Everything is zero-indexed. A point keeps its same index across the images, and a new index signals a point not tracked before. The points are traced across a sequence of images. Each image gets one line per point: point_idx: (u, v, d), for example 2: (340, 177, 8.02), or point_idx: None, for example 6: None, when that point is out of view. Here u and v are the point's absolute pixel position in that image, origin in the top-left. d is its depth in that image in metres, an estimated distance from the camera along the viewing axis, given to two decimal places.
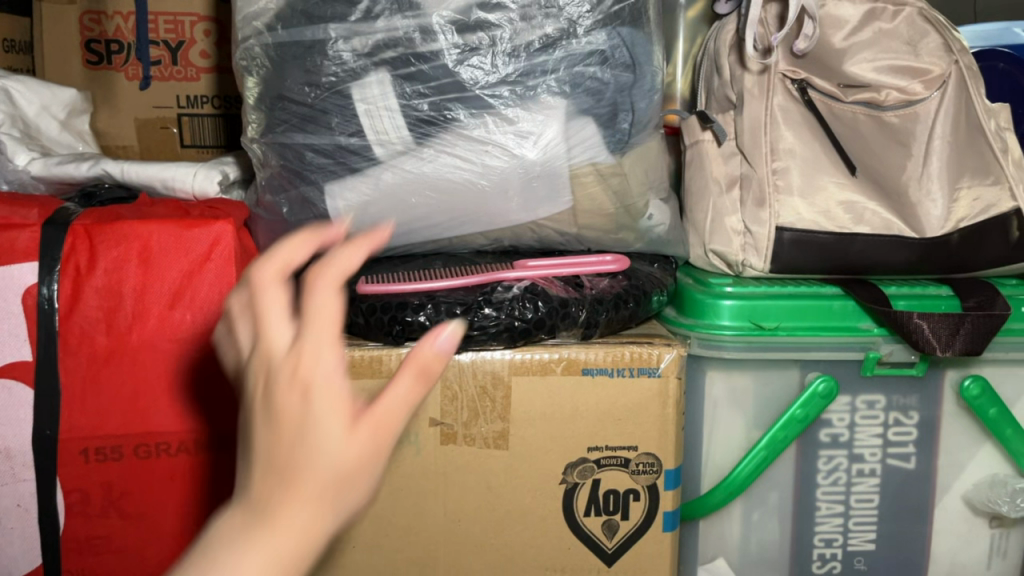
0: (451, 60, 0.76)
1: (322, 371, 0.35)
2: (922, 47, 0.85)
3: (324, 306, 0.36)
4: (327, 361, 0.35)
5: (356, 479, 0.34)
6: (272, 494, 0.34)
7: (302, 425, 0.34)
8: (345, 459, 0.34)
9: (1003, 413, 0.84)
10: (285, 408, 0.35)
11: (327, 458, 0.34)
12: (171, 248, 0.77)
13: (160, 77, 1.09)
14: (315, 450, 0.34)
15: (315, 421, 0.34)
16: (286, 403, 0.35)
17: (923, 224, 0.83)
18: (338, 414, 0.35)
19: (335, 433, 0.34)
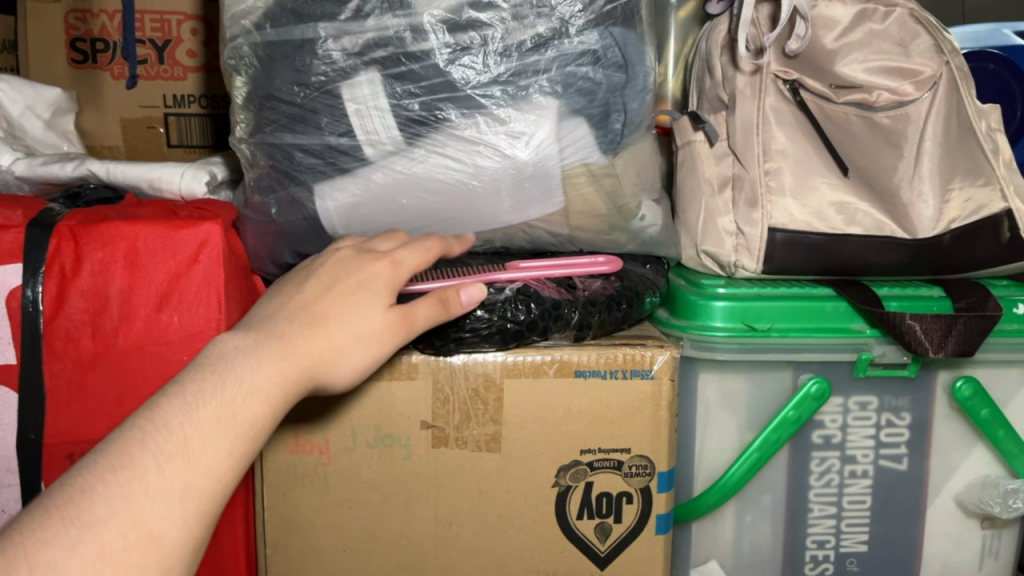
0: (442, 60, 0.76)
1: (378, 280, 0.60)
2: (913, 48, 0.84)
3: (381, 269, 0.61)
4: (375, 294, 0.59)
5: (366, 334, 0.58)
6: (303, 329, 0.55)
7: (347, 302, 0.58)
8: (368, 321, 0.58)
9: (994, 414, 0.84)
10: (339, 297, 0.58)
11: (359, 322, 0.58)
12: (158, 249, 0.75)
13: (146, 76, 1.07)
14: (349, 310, 0.58)
15: (358, 301, 0.58)
16: (345, 290, 0.59)
17: (915, 224, 0.83)
18: (376, 306, 0.59)
19: (370, 308, 0.59)
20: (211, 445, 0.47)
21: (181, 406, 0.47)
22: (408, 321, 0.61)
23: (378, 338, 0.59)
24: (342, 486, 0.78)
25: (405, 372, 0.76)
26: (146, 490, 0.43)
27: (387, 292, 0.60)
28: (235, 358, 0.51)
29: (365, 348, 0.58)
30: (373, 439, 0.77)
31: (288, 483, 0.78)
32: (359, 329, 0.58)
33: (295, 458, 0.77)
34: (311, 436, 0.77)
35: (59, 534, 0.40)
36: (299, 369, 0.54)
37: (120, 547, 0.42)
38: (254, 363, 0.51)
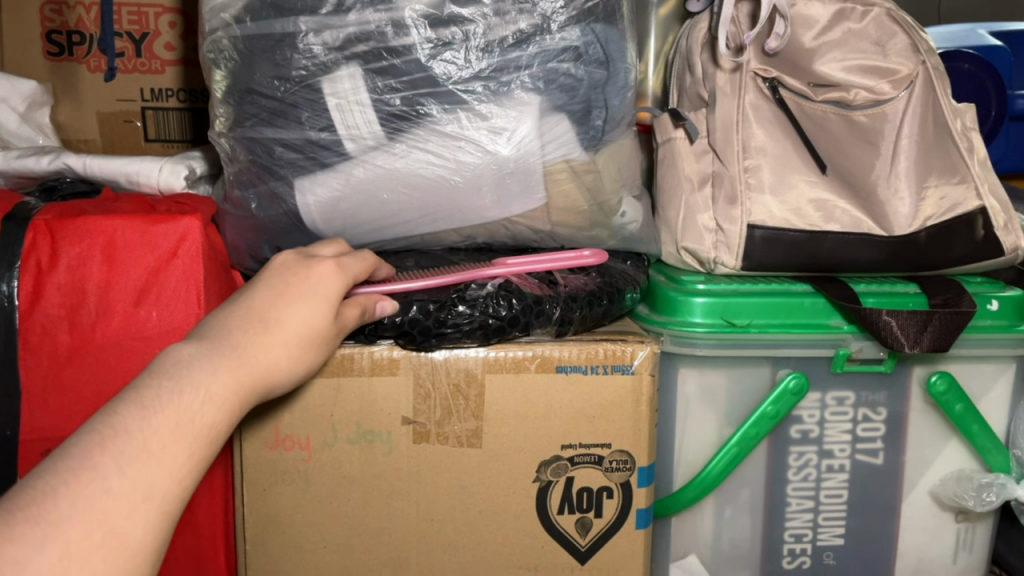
0: (424, 55, 0.75)
1: (324, 285, 0.61)
2: (890, 47, 0.86)
3: (329, 276, 0.61)
4: (321, 300, 0.60)
5: (314, 339, 0.59)
6: (258, 337, 0.56)
7: (295, 308, 0.58)
8: (316, 325, 0.59)
9: (969, 409, 0.86)
10: (291, 303, 0.58)
11: (307, 327, 0.59)
12: (136, 244, 0.75)
13: (123, 69, 1.06)
14: (297, 315, 0.58)
15: (305, 305, 0.59)
16: (293, 294, 0.59)
17: (891, 222, 0.84)
18: (324, 315, 0.60)
19: (316, 312, 0.60)
20: (174, 445, 0.47)
21: (144, 413, 0.47)
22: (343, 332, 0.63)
23: (321, 341, 0.60)
24: (323, 482, 0.77)
25: (387, 368, 0.76)
26: (108, 493, 0.43)
27: (330, 300, 0.61)
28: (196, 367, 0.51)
29: (313, 350, 0.59)
30: (354, 435, 0.77)
31: (269, 478, 0.77)
32: (307, 332, 0.59)
33: (276, 453, 0.77)
34: (292, 431, 0.77)
35: (25, 535, 0.40)
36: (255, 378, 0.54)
37: (85, 548, 0.42)
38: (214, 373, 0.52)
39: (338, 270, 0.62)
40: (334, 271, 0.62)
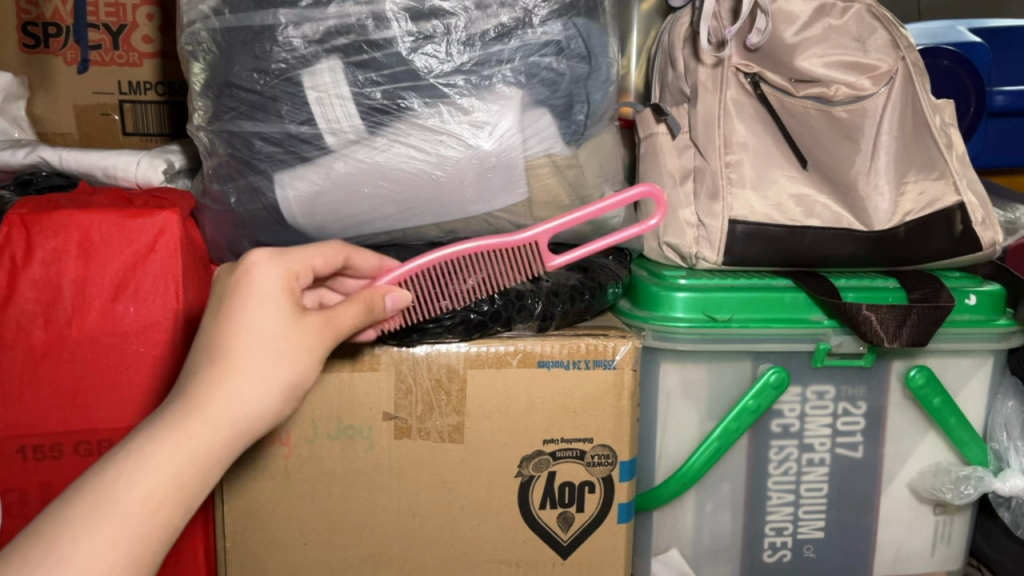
0: (404, 48, 0.75)
1: (265, 284, 0.53)
2: (870, 43, 0.86)
3: (264, 271, 0.53)
4: (267, 301, 0.52)
5: (281, 349, 0.52)
6: (215, 378, 0.51)
7: (243, 325, 0.52)
8: (278, 331, 0.52)
9: (946, 403, 0.86)
10: (236, 321, 0.52)
11: (263, 340, 0.52)
12: (113, 238, 0.74)
13: (100, 62, 1.04)
14: (245, 329, 0.51)
15: (252, 316, 0.52)
16: (235, 309, 0.52)
17: (871, 217, 0.85)
18: (278, 317, 0.53)
19: (269, 315, 0.52)
20: (132, 524, 0.46)
21: (101, 495, 0.46)
22: (332, 329, 0.55)
23: (295, 347, 0.53)
24: (303, 478, 0.77)
25: (368, 364, 0.75)
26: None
27: (279, 296, 0.53)
28: (153, 436, 0.49)
29: (289, 368, 0.53)
30: (335, 431, 0.76)
31: (248, 475, 0.76)
32: (264, 347, 0.52)
33: (256, 450, 0.76)
34: (271, 428, 0.76)
35: None
36: (226, 427, 0.51)
37: None
38: (171, 440, 0.49)
39: (277, 265, 0.54)
40: (271, 265, 0.53)
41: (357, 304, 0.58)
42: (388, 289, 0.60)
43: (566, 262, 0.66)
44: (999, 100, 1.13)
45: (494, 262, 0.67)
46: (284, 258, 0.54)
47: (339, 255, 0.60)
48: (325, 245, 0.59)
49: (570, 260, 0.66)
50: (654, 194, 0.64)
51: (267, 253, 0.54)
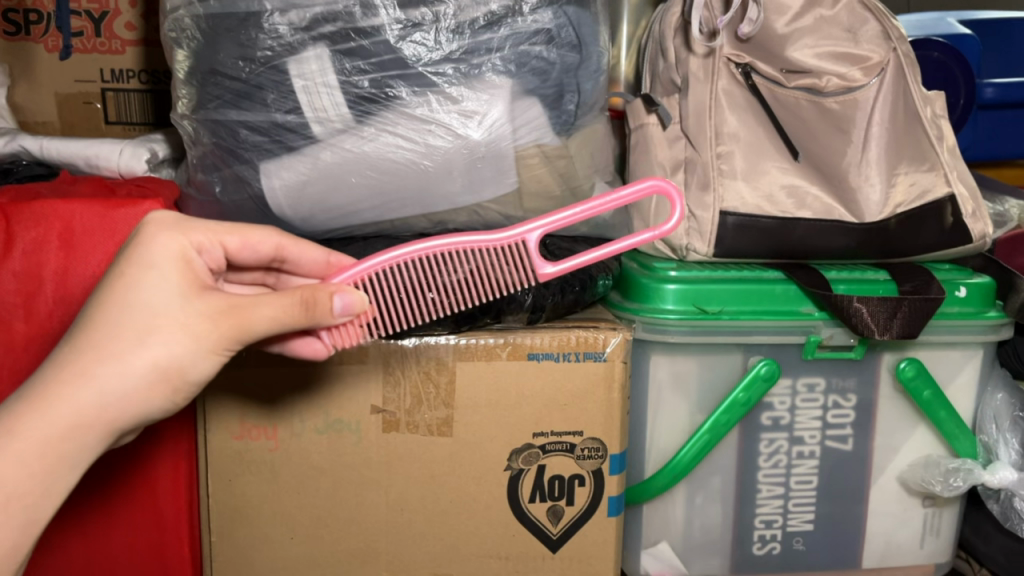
0: (392, 36, 0.74)
1: (158, 252, 0.54)
2: (861, 34, 0.86)
3: (160, 240, 0.54)
4: (155, 271, 0.53)
5: (160, 326, 0.52)
6: (87, 351, 0.51)
7: (126, 297, 0.52)
8: (164, 310, 0.52)
9: (936, 396, 0.86)
10: (120, 292, 0.52)
11: (142, 314, 0.52)
12: (96, 228, 0.72)
13: (82, 49, 1.02)
14: (125, 302, 0.52)
15: (136, 288, 0.52)
16: (121, 276, 0.53)
17: (862, 209, 0.84)
18: (164, 290, 0.53)
19: (156, 290, 0.52)
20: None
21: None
22: (232, 319, 0.53)
23: (176, 326, 0.52)
24: (291, 472, 0.76)
25: (355, 356, 0.74)
26: None
27: (171, 269, 0.53)
28: (19, 402, 0.50)
29: (175, 338, 0.52)
30: (322, 424, 0.75)
31: (236, 468, 0.76)
32: (141, 323, 0.51)
33: (242, 443, 0.75)
34: (258, 421, 0.75)
35: None
36: (88, 407, 0.51)
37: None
38: (32, 409, 0.50)
39: (177, 235, 0.55)
40: (171, 234, 0.55)
41: (289, 297, 0.54)
42: (337, 288, 0.56)
43: (554, 269, 0.61)
44: (988, 93, 1.13)
45: (478, 262, 0.63)
46: (189, 228, 0.56)
47: (269, 245, 0.61)
48: (251, 227, 0.60)
49: (562, 268, 0.61)
50: (664, 189, 0.58)
51: (174, 220, 0.56)
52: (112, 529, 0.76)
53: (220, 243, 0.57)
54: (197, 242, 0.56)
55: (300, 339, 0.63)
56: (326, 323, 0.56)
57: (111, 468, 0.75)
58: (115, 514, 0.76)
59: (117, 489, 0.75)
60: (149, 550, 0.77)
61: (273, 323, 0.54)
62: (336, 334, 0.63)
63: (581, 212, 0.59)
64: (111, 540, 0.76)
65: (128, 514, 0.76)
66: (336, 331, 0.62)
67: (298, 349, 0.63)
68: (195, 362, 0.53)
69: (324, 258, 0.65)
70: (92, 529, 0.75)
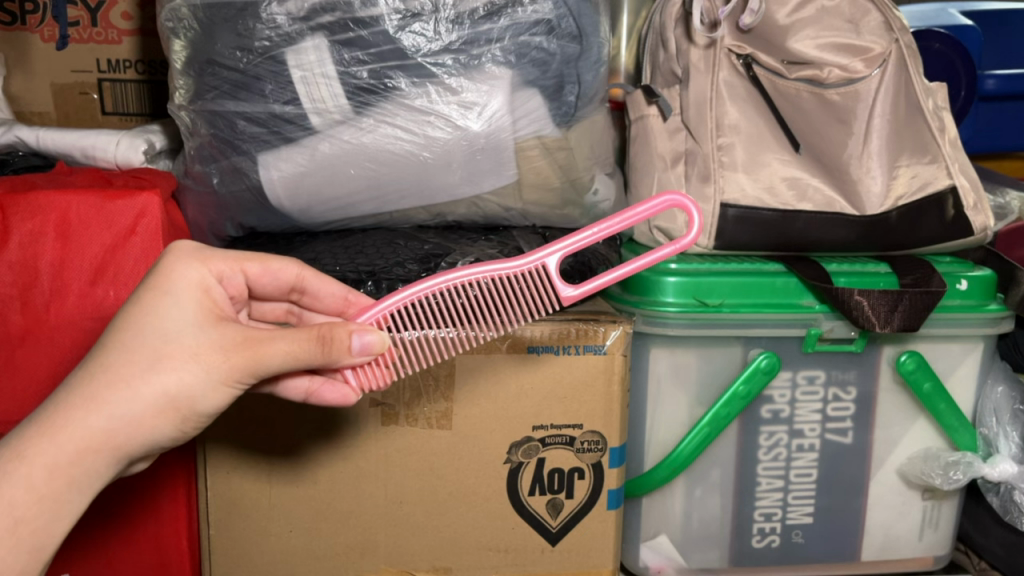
0: (391, 26, 0.73)
1: (175, 280, 0.52)
2: (863, 25, 0.85)
3: (178, 264, 0.53)
4: (172, 298, 0.52)
5: (173, 352, 0.50)
6: (98, 378, 0.50)
7: (141, 323, 0.51)
8: (177, 337, 0.51)
9: (937, 389, 0.86)
10: (135, 318, 0.51)
11: (155, 342, 0.50)
12: (92, 220, 0.72)
13: (77, 39, 1.01)
14: (138, 328, 0.51)
15: (152, 315, 0.51)
16: (139, 303, 0.51)
17: (863, 201, 0.84)
18: (180, 319, 0.51)
19: (171, 319, 0.51)
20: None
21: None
22: (246, 353, 0.51)
23: (189, 351, 0.51)
24: (289, 465, 0.76)
25: None
26: None
27: (187, 297, 0.52)
28: (31, 427, 0.49)
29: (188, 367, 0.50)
30: (320, 417, 0.75)
31: (233, 460, 0.76)
32: (152, 350, 0.50)
33: (239, 436, 0.75)
34: (256, 415, 0.75)
35: None
36: (96, 435, 0.49)
37: None
38: (41, 435, 0.49)
39: (198, 264, 0.54)
40: (190, 261, 0.54)
41: (306, 332, 0.52)
42: (356, 326, 0.53)
43: (577, 291, 0.59)
44: (989, 84, 1.13)
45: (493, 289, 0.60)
46: (208, 256, 0.55)
47: (289, 274, 0.60)
48: (269, 256, 0.60)
49: (584, 290, 0.59)
50: (681, 202, 0.56)
51: (192, 247, 0.55)
52: (114, 523, 0.77)
53: (239, 270, 0.56)
54: (216, 269, 0.55)
55: (327, 383, 0.60)
56: (342, 361, 0.53)
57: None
58: (116, 509, 0.76)
59: (119, 484, 0.76)
60: (149, 542, 0.78)
61: (288, 358, 0.51)
62: (362, 374, 0.60)
63: (600, 233, 0.56)
64: (112, 533, 0.77)
65: (129, 507, 0.77)
66: (362, 371, 0.60)
67: (322, 393, 0.60)
68: (206, 389, 0.51)
69: (343, 294, 0.63)
70: (95, 524, 0.76)
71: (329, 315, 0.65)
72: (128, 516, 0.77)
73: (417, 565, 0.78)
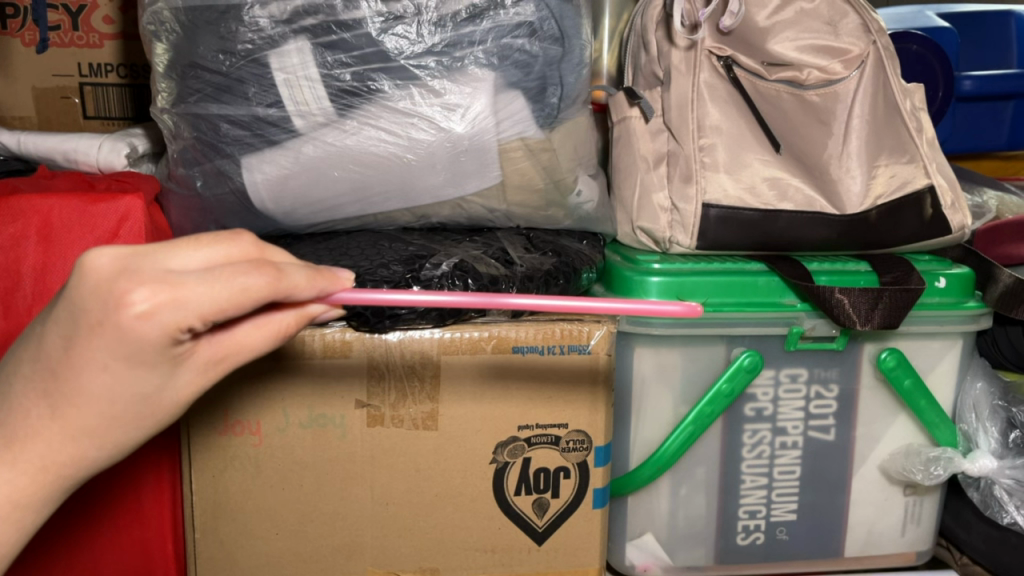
0: (374, 29, 0.73)
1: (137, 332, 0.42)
2: (842, 27, 0.87)
3: (149, 330, 0.43)
4: (144, 355, 0.44)
5: None
6: None
7: (103, 373, 0.44)
8: (147, 380, 0.45)
9: (916, 385, 0.87)
10: (95, 368, 0.44)
11: (133, 402, 0.46)
12: (74, 224, 0.72)
13: (59, 43, 1.01)
14: (99, 387, 0.45)
15: (108, 370, 0.44)
16: (92, 352, 0.43)
17: (843, 200, 0.85)
18: (155, 375, 0.45)
19: (141, 373, 0.45)
20: None
21: None
22: None
23: None
24: (274, 468, 0.76)
25: (339, 351, 0.74)
26: None
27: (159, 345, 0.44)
28: None
29: None
30: (305, 419, 0.75)
31: (217, 464, 0.75)
32: (133, 405, 0.46)
33: (226, 440, 0.75)
34: (241, 416, 0.75)
35: None
36: (56, 454, 0.46)
37: None
38: None
39: (158, 321, 0.42)
40: (156, 307, 0.42)
41: (276, 327, 0.49)
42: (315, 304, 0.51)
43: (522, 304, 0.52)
44: (966, 85, 1.14)
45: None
46: (176, 298, 0.42)
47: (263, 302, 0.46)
48: (237, 273, 0.44)
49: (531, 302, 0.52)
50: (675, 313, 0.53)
51: (156, 283, 0.42)
52: (95, 526, 0.76)
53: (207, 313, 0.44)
54: (186, 324, 0.43)
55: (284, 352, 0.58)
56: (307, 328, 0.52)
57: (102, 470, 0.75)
58: (98, 513, 0.76)
59: (100, 489, 0.76)
60: (133, 547, 0.77)
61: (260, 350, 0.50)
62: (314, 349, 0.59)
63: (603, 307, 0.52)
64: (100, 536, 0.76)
65: (113, 511, 0.76)
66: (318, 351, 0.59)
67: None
68: None
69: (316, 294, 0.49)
70: (81, 528, 0.76)
71: None
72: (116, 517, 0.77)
73: (404, 566, 0.79)
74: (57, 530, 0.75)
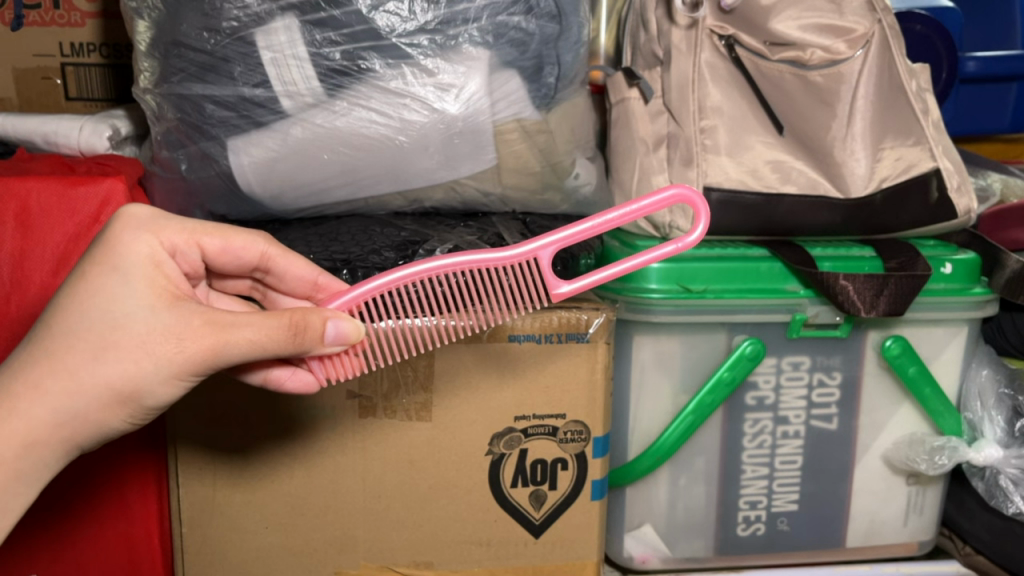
0: (364, 6, 0.71)
1: (127, 252, 0.50)
2: (846, 5, 0.83)
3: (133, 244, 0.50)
4: (129, 287, 0.49)
5: (117, 343, 0.48)
6: (40, 365, 0.48)
7: (90, 306, 0.48)
8: (127, 322, 0.48)
9: (922, 373, 0.85)
10: (82, 301, 0.48)
11: None
12: (53, 209, 0.69)
13: (38, 22, 0.98)
14: (88, 320, 0.48)
15: (98, 297, 0.48)
16: (86, 278, 0.49)
17: (848, 183, 0.82)
18: None
19: (121, 299, 0.48)
20: None
21: None
22: (203, 340, 0.48)
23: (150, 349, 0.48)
24: (263, 459, 0.73)
25: None
26: None
27: (142, 279, 0.49)
28: None
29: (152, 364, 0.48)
30: (294, 411, 0.73)
31: (203, 458, 0.73)
32: None
33: (212, 435, 0.73)
34: (227, 411, 0.73)
35: None
36: None
37: None
38: None
39: (148, 234, 0.51)
40: (141, 232, 0.51)
41: (278, 322, 0.50)
42: (331, 313, 0.53)
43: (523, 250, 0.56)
44: (971, 66, 1.11)
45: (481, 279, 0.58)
46: (159, 227, 0.52)
47: (253, 253, 0.57)
48: (233, 229, 0.56)
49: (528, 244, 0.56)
50: (690, 197, 0.55)
51: (145, 216, 0.52)
52: (78, 522, 0.74)
53: (197, 245, 0.53)
54: (172, 245, 0.52)
55: (291, 374, 0.60)
56: (315, 345, 0.53)
57: (84, 466, 0.73)
58: (80, 508, 0.74)
59: (81, 485, 0.74)
60: (120, 540, 0.76)
61: (252, 341, 0.49)
62: (328, 366, 0.60)
63: (597, 226, 0.54)
64: (79, 529, 0.75)
65: (94, 504, 0.75)
66: (328, 363, 0.60)
67: (284, 383, 0.60)
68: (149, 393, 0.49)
69: (313, 277, 0.61)
70: (60, 518, 0.74)
71: (287, 294, 0.62)
72: (95, 512, 0.75)
73: (397, 561, 0.77)
74: (40, 526, 0.73)
